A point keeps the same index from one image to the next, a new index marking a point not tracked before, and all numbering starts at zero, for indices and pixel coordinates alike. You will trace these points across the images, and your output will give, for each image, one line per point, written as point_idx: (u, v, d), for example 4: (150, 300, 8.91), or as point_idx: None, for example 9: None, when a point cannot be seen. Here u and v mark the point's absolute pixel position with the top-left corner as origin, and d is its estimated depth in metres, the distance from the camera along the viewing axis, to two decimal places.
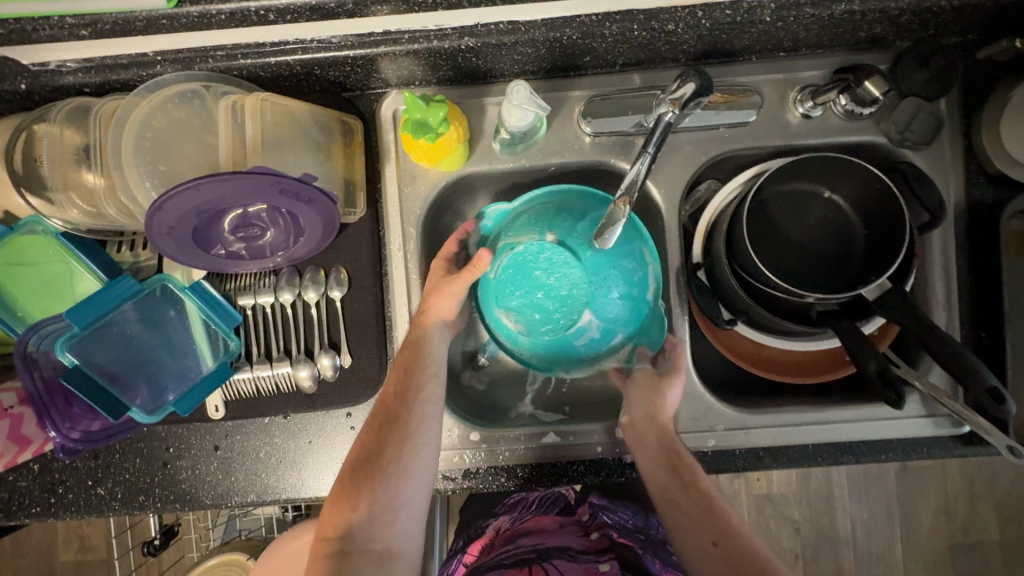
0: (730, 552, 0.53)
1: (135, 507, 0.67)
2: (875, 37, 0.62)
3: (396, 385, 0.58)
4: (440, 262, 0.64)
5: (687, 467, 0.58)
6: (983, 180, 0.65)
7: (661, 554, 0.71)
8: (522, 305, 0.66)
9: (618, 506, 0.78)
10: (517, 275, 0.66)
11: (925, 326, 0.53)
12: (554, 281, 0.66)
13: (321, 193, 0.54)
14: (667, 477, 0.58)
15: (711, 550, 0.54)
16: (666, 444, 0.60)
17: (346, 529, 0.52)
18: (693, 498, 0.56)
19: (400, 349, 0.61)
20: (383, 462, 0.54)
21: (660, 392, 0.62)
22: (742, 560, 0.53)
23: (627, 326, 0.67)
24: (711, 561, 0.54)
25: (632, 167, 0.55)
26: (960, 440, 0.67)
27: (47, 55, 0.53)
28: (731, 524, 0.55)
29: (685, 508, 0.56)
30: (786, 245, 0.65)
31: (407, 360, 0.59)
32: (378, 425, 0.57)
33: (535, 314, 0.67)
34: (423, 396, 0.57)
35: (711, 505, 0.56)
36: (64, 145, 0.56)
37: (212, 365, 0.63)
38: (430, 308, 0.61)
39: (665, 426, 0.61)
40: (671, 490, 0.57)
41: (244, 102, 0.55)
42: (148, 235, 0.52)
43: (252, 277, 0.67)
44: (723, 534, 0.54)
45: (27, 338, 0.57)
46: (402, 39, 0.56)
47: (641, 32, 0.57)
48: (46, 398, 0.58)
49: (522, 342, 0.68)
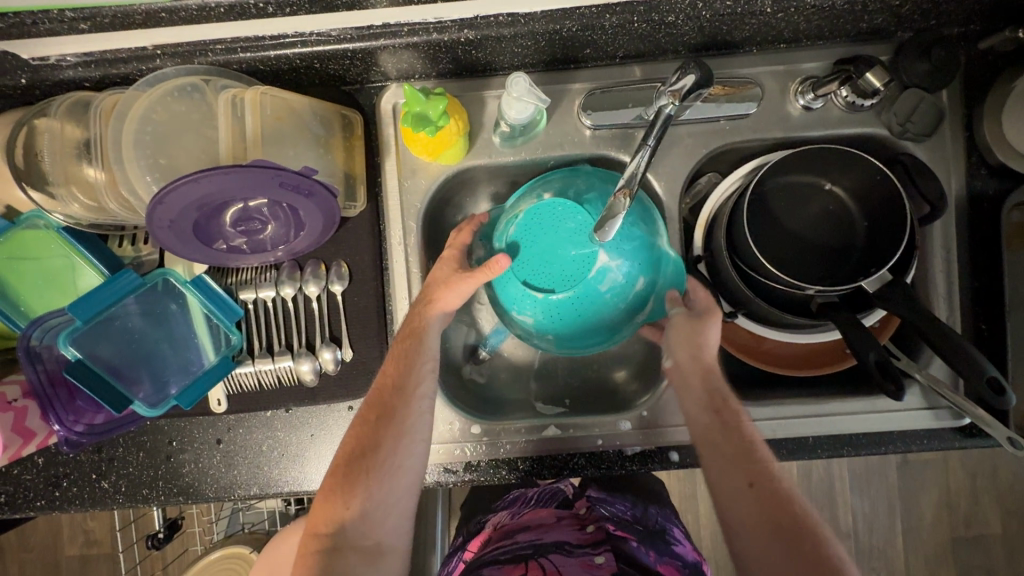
0: (766, 494, 0.54)
1: (138, 500, 0.67)
2: (877, 28, 0.62)
3: (393, 378, 0.57)
4: (452, 250, 0.62)
5: (730, 412, 0.59)
6: (984, 172, 0.65)
7: (659, 545, 0.73)
8: (537, 271, 0.64)
9: (616, 499, 0.78)
10: (527, 248, 0.64)
11: (924, 317, 0.53)
12: (570, 234, 0.64)
13: (321, 185, 0.54)
14: (709, 419, 0.59)
15: (747, 490, 0.55)
16: (710, 386, 0.60)
17: (340, 523, 0.52)
18: (736, 442, 0.57)
19: (400, 334, 0.60)
20: (379, 457, 0.54)
21: (697, 332, 0.60)
22: (776, 501, 0.54)
23: (650, 273, 0.64)
24: (744, 502, 0.54)
25: (632, 160, 0.56)
26: (960, 432, 0.67)
27: (46, 50, 0.53)
28: (769, 468, 0.56)
29: (726, 449, 0.57)
30: (786, 238, 0.64)
31: (403, 353, 0.58)
32: (374, 418, 0.56)
33: (554, 274, 0.64)
34: (419, 392, 0.57)
35: (752, 449, 0.57)
36: (65, 140, 0.56)
37: (214, 358, 0.63)
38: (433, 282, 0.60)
39: (706, 367, 0.61)
40: (714, 431, 0.58)
41: (244, 96, 0.55)
42: (150, 228, 0.52)
43: (253, 271, 0.67)
44: (760, 477, 0.55)
45: (29, 333, 0.57)
46: (402, 31, 0.56)
47: (641, 24, 0.57)
48: (50, 392, 0.58)
49: (541, 316, 0.65)
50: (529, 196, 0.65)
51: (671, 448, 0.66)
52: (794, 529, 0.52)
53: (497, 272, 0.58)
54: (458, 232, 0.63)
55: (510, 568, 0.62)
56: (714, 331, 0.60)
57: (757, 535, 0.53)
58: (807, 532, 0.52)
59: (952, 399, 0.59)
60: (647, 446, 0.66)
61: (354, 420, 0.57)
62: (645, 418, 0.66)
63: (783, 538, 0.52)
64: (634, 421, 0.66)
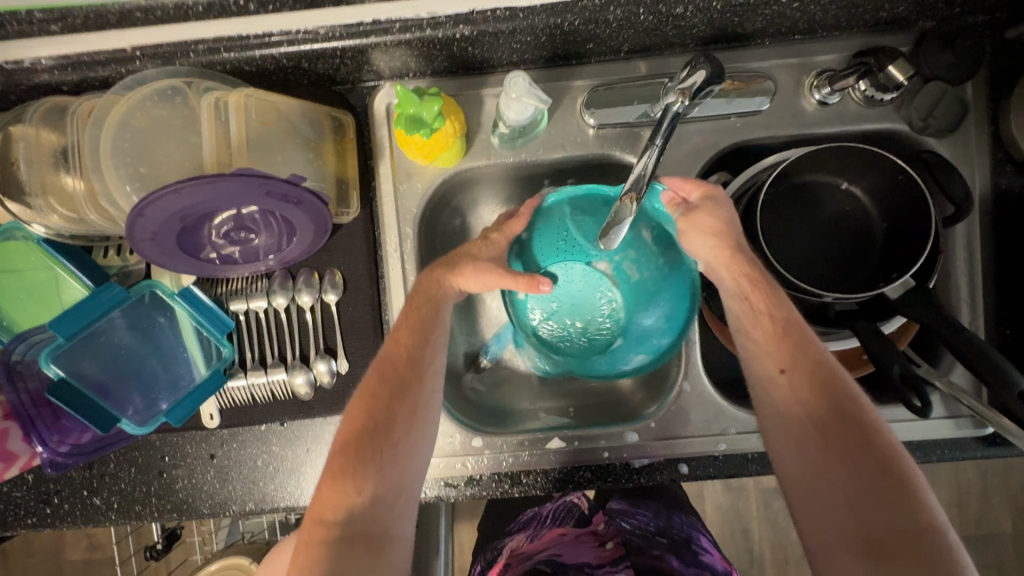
0: (800, 379, 0.47)
1: (131, 517, 0.65)
2: (898, 17, 0.58)
3: (408, 349, 0.53)
4: (500, 239, 0.58)
5: (761, 295, 0.51)
6: (1010, 169, 0.61)
7: (686, 555, 0.70)
8: (591, 330, 0.68)
9: (638, 509, 0.76)
10: (568, 332, 0.68)
11: (950, 326, 0.50)
12: (569, 277, 0.68)
13: (310, 193, 0.52)
14: (740, 306, 0.52)
15: (781, 376, 0.48)
16: (738, 270, 0.52)
17: (350, 511, 0.47)
18: (770, 330, 0.50)
19: (409, 299, 0.56)
20: (392, 436, 0.50)
21: (702, 225, 0.54)
22: (814, 388, 0.47)
23: (646, 219, 0.62)
24: (775, 390, 0.48)
25: (640, 160, 0.53)
26: (983, 442, 0.64)
27: (20, 52, 0.50)
28: (810, 354, 0.48)
29: (757, 335, 0.50)
30: (802, 242, 0.61)
31: (415, 316, 0.55)
32: (386, 393, 0.51)
33: (603, 316, 0.68)
34: (434, 367, 0.54)
35: (790, 331, 0.49)
36: (42, 148, 0.54)
37: (205, 372, 0.61)
38: (479, 257, 0.56)
39: (733, 248, 0.53)
40: (742, 318, 0.51)
41: (227, 99, 0.52)
42: (131, 241, 0.49)
43: (244, 280, 0.65)
44: (796, 362, 0.48)
45: (11, 347, 0.55)
46: (394, 28, 0.53)
47: (647, 16, 0.54)
48: (32, 411, 0.56)
49: (638, 346, 0.65)
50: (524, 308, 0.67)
51: (681, 461, 0.64)
52: (832, 419, 0.45)
53: (534, 287, 0.57)
54: (511, 222, 0.59)
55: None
56: (722, 211, 0.54)
57: (789, 418, 0.47)
58: (851, 418, 0.45)
59: (974, 407, 0.56)
60: (656, 459, 0.64)
61: (358, 394, 0.53)
62: (653, 430, 0.64)
63: (817, 427, 0.46)
64: (642, 432, 0.64)
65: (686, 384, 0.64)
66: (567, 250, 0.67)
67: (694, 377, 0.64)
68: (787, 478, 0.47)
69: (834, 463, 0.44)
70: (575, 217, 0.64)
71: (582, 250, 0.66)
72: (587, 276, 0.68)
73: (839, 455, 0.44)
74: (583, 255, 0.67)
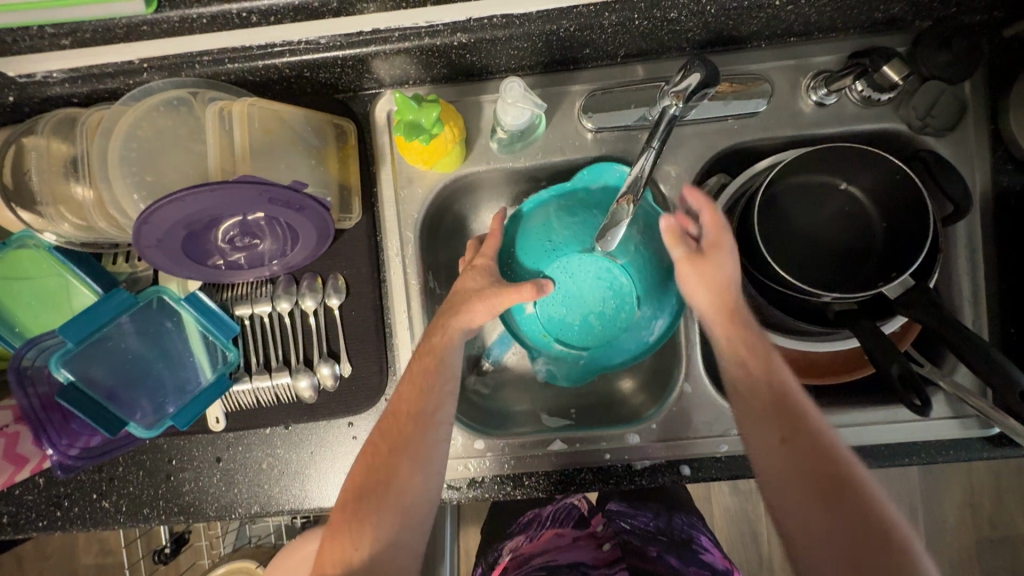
0: (798, 447, 0.48)
1: (139, 520, 0.66)
2: (894, 18, 0.58)
3: (410, 405, 0.55)
4: (485, 262, 0.59)
5: (757, 362, 0.52)
6: (1011, 167, 0.61)
7: (686, 554, 0.71)
8: (608, 310, 0.64)
9: (638, 510, 0.76)
10: (586, 322, 0.65)
11: (951, 326, 0.50)
12: (570, 268, 0.63)
13: (312, 199, 0.53)
14: (736, 372, 0.52)
15: (777, 440, 0.49)
16: (733, 333, 0.53)
17: (350, 563, 0.50)
18: (766, 393, 0.51)
19: (415, 358, 0.57)
20: (391, 491, 0.52)
21: (705, 278, 0.54)
22: (813, 457, 0.47)
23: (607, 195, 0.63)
24: (772, 456, 0.49)
25: (637, 162, 0.54)
26: (989, 442, 0.63)
27: (33, 66, 0.52)
28: (808, 423, 0.49)
29: (753, 399, 0.51)
30: (801, 242, 0.61)
31: (422, 377, 0.55)
32: (386, 449, 0.54)
33: (613, 296, 0.63)
34: (438, 419, 0.54)
35: (787, 399, 0.50)
36: (52, 158, 0.55)
37: (210, 376, 0.62)
38: (462, 300, 0.57)
39: (733, 309, 0.54)
40: (740, 385, 0.52)
41: (231, 108, 0.53)
42: (138, 249, 0.51)
43: (249, 286, 0.66)
44: (795, 430, 0.49)
45: (23, 352, 0.56)
46: (393, 37, 0.54)
47: (642, 21, 0.54)
48: (42, 415, 0.57)
49: (656, 312, 0.63)
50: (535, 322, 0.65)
51: (683, 463, 0.64)
52: (832, 488, 0.46)
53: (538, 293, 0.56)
54: (486, 243, 0.60)
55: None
56: (728, 267, 0.54)
57: (790, 487, 0.47)
58: (848, 485, 0.46)
59: (980, 408, 0.58)
60: (657, 460, 0.64)
61: (362, 450, 0.55)
62: (655, 431, 0.64)
63: (818, 497, 0.46)
64: (644, 434, 0.64)
65: (687, 385, 0.64)
66: (555, 245, 0.63)
67: (695, 378, 0.64)
68: (793, 546, 0.47)
69: (835, 534, 0.45)
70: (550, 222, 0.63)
71: (571, 237, 0.63)
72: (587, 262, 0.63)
73: (835, 525, 0.45)
74: (576, 242, 0.63)
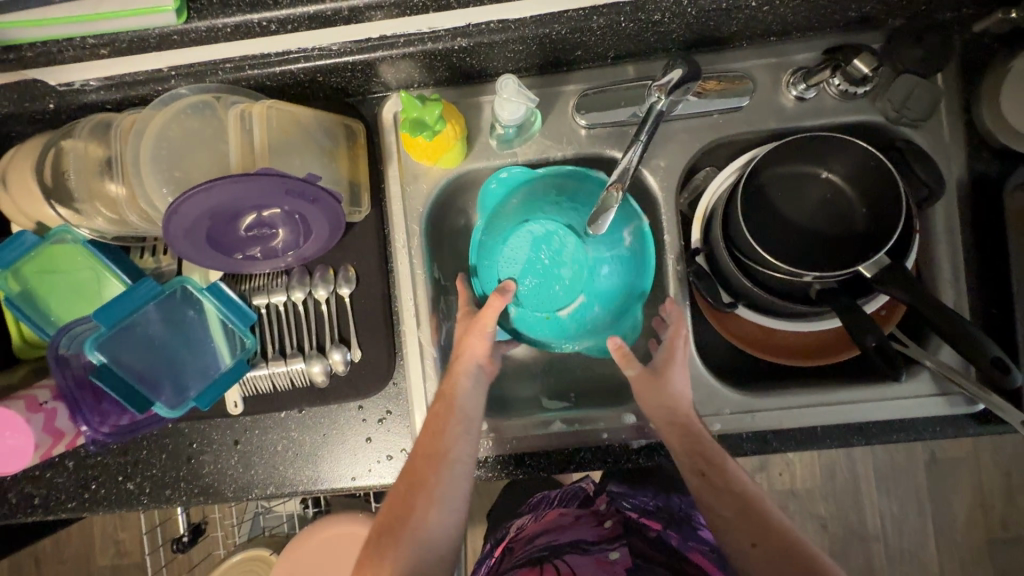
0: (770, 552, 0.52)
1: (162, 501, 0.70)
2: (868, 16, 0.62)
3: (426, 446, 0.59)
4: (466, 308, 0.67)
5: (718, 472, 0.57)
6: (986, 154, 0.65)
7: (685, 530, 0.74)
8: (570, 258, 0.72)
9: (638, 491, 0.81)
10: (566, 282, 0.72)
11: (929, 302, 0.52)
12: (510, 256, 0.71)
13: (326, 192, 0.57)
14: (698, 481, 0.57)
15: (749, 546, 0.53)
16: (693, 449, 0.58)
17: None
18: (727, 498, 0.56)
19: (432, 406, 0.62)
20: (408, 528, 0.54)
21: (663, 390, 0.61)
22: (784, 557, 0.52)
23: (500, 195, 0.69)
24: (754, 566, 0.53)
25: (625, 155, 0.58)
26: (975, 419, 0.66)
27: (72, 75, 0.57)
28: (773, 526, 0.54)
29: (720, 509, 0.56)
30: (784, 228, 0.65)
31: (439, 419, 0.60)
32: (405, 490, 0.56)
33: (559, 242, 0.72)
34: (452, 458, 0.58)
35: (752, 507, 0.56)
36: (89, 159, 0.61)
37: (230, 362, 0.66)
38: (464, 352, 0.63)
39: (689, 427, 0.60)
40: (707, 496, 0.56)
41: (252, 110, 0.58)
42: (167, 238, 0.55)
43: (266, 277, 0.70)
44: (763, 535, 0.54)
45: (58, 340, 0.61)
46: (399, 43, 0.59)
47: (629, 24, 0.58)
48: (78, 394, 0.62)
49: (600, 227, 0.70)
50: (540, 312, 0.71)
51: None
52: None
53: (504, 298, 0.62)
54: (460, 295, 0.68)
55: (527, 570, 0.65)
56: (678, 383, 0.62)
57: None
58: None
59: (971, 389, 0.61)
60: (653, 440, 0.67)
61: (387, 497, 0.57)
62: None
63: None
64: (640, 414, 0.67)
65: None
66: (489, 253, 0.71)
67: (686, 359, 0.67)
68: None
69: None
70: (479, 246, 0.70)
71: (495, 237, 0.71)
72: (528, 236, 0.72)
73: None
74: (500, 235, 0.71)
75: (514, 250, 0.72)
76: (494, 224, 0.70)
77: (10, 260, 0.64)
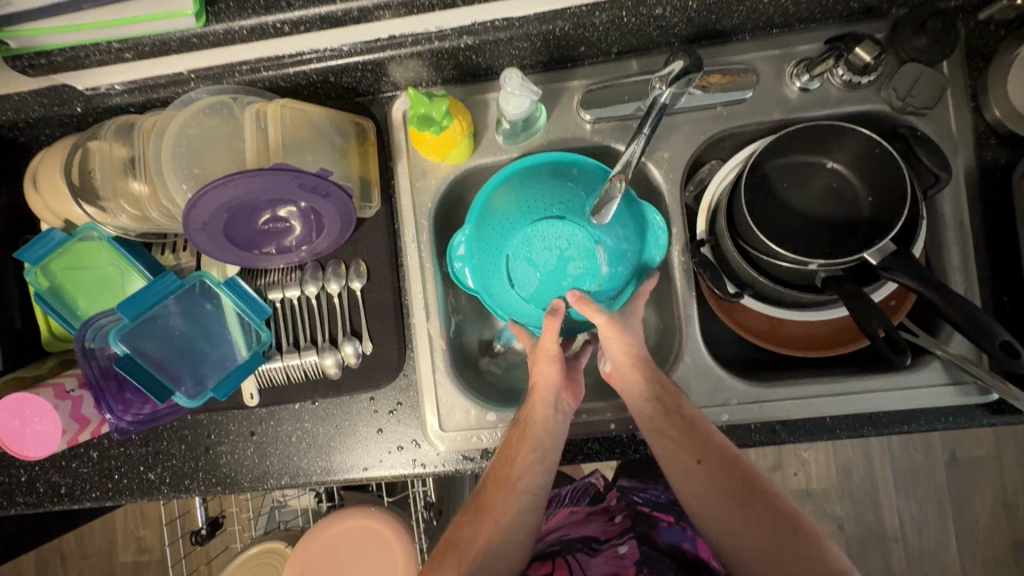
0: (712, 467, 0.56)
1: (181, 490, 0.72)
2: (870, 7, 0.63)
3: (496, 472, 0.60)
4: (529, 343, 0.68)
5: (670, 394, 0.59)
6: (994, 142, 0.64)
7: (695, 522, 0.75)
8: (565, 237, 0.66)
9: (649, 486, 0.83)
10: (580, 257, 0.67)
11: (935, 288, 0.51)
12: (520, 289, 0.68)
13: (336, 185, 0.59)
14: (652, 406, 0.59)
15: (687, 455, 0.56)
16: (647, 375, 0.60)
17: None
18: (673, 419, 0.58)
19: (509, 431, 0.62)
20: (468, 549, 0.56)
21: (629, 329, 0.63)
22: (726, 470, 0.55)
23: (474, 259, 0.68)
24: (700, 479, 0.55)
25: (628, 148, 0.59)
26: (989, 409, 0.65)
27: (99, 80, 0.60)
28: (715, 443, 0.57)
29: (669, 432, 0.57)
30: (790, 218, 0.65)
31: (512, 444, 0.60)
32: (470, 513, 0.59)
33: (538, 227, 0.66)
34: (520, 486, 0.58)
35: (698, 424, 0.58)
36: (113, 159, 0.64)
37: (246, 353, 0.68)
38: (537, 382, 0.63)
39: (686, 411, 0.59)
40: (656, 419, 0.58)
41: (266, 110, 0.61)
42: (187, 232, 0.57)
43: (280, 272, 0.72)
44: (706, 451, 0.56)
45: (83, 333, 0.64)
46: (407, 42, 0.60)
47: (630, 18, 0.59)
48: (103, 383, 0.64)
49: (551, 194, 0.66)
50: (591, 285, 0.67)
51: None
52: (744, 494, 0.54)
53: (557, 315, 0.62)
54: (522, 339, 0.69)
55: (538, 566, 0.64)
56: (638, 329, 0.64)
57: (710, 491, 0.55)
58: (761, 488, 0.54)
59: (978, 374, 0.60)
60: None
61: (456, 523, 0.60)
62: None
63: (734, 501, 0.54)
64: None
65: (687, 358, 0.67)
66: (504, 304, 0.69)
67: (693, 350, 0.67)
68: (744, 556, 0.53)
69: (761, 532, 0.52)
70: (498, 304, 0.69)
71: (499, 285, 0.68)
72: (518, 259, 0.67)
73: (750, 524, 0.53)
74: (503, 279, 0.68)
75: (523, 273, 0.67)
76: (487, 280, 0.68)
77: (39, 256, 0.67)
